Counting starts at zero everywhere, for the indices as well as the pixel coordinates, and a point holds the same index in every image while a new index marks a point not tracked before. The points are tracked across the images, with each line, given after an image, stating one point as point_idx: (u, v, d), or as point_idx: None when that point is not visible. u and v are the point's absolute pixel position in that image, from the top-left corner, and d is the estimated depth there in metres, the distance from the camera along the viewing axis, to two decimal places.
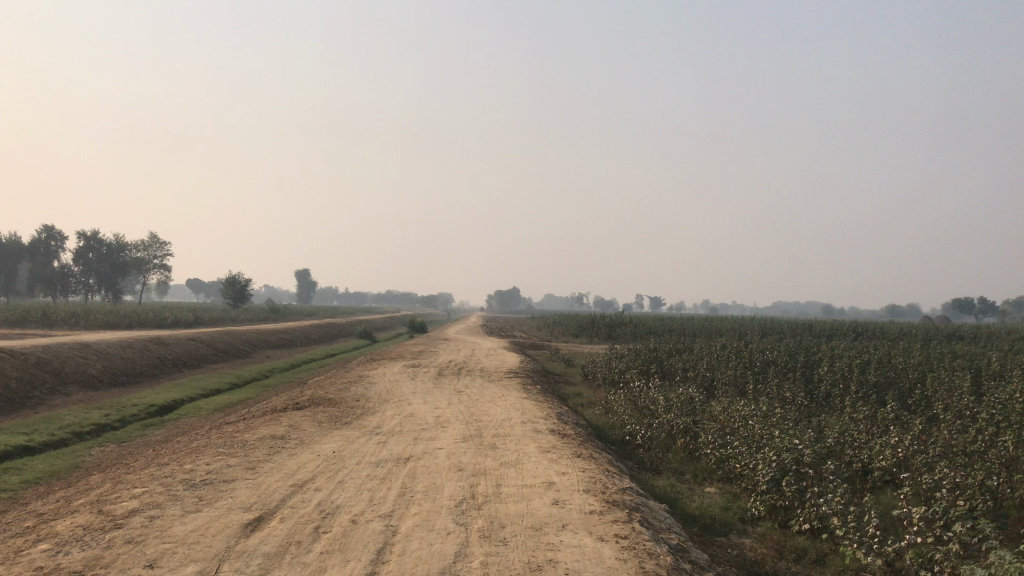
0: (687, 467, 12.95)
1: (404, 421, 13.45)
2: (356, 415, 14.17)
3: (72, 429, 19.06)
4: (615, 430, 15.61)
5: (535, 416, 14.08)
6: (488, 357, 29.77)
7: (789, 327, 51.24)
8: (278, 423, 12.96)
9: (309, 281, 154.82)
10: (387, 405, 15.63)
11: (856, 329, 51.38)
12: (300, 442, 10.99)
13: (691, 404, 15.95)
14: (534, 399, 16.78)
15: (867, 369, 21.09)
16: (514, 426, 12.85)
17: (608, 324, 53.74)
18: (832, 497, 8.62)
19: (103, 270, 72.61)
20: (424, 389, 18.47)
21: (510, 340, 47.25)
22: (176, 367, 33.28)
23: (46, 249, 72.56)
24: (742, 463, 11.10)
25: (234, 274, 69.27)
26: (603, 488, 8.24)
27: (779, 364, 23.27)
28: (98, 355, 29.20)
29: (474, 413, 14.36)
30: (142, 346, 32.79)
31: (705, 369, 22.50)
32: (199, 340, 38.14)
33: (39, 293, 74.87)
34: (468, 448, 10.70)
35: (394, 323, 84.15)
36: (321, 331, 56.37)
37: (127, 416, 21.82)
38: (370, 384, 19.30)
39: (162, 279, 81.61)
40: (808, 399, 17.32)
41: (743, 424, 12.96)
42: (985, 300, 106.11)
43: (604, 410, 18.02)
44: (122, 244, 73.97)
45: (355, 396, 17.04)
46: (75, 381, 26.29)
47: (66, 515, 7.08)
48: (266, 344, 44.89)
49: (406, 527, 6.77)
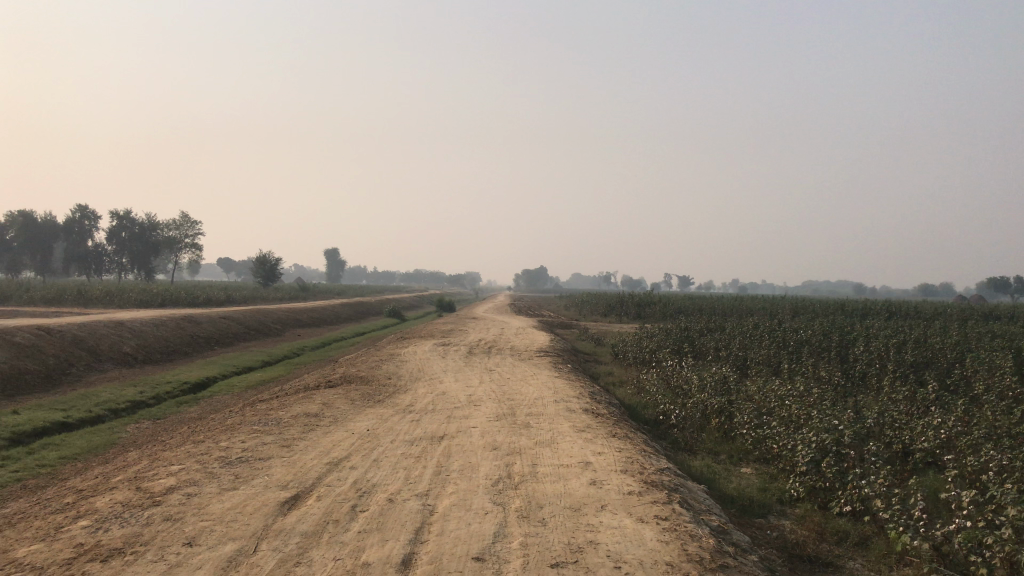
0: (722, 448, 12.79)
1: (436, 399, 13.42)
2: (388, 393, 14.17)
3: (108, 407, 19.34)
4: (648, 410, 15.50)
5: (568, 394, 14.00)
6: (517, 336, 29.76)
7: (820, 306, 50.63)
8: (311, 401, 12.99)
9: (338, 260, 156.00)
10: (419, 383, 15.63)
11: (890, 308, 50.66)
12: (334, 419, 10.99)
13: (725, 383, 15.76)
14: (566, 378, 16.67)
15: (904, 348, 20.71)
16: (547, 404, 12.77)
17: (636, 303, 53.47)
18: (875, 478, 8.44)
19: (136, 249, 73.49)
20: (455, 367, 18.46)
21: (538, 319, 47.19)
22: (209, 344, 33.66)
23: (80, 228, 73.51)
24: (780, 443, 10.90)
25: (264, 253, 69.82)
26: (642, 468, 8.13)
27: (813, 343, 22.94)
28: (132, 333, 29.59)
29: (506, 392, 14.30)
30: (175, 324, 33.17)
31: (737, 348, 22.25)
32: (231, 318, 38.53)
33: (74, 271, 76.06)
34: (502, 426, 10.63)
35: (422, 302, 84.44)
36: (351, 310, 56.69)
37: (162, 394, 22.11)
38: (401, 363, 19.35)
39: (193, 258, 82.47)
40: (844, 378, 17.04)
41: (779, 405, 12.75)
42: (1022, 280, 104.12)
43: (636, 389, 17.88)
44: (154, 224, 74.91)
45: (386, 374, 17.06)
46: (110, 359, 26.66)
47: (104, 492, 7.10)
48: (296, 322, 45.26)
49: (443, 506, 6.71)
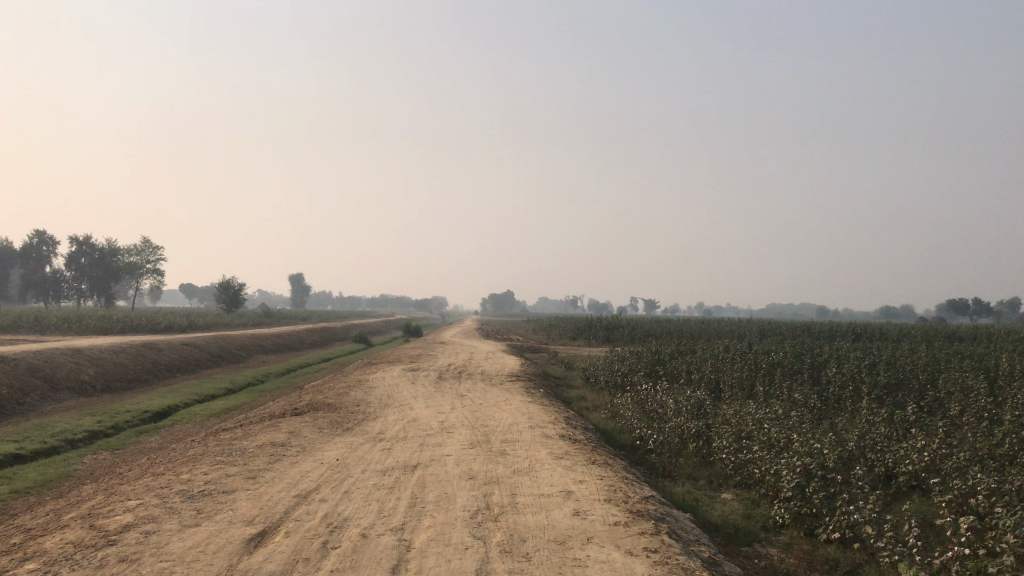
0: (701, 473, 12.58)
1: (408, 426, 13.00)
2: (358, 421, 13.72)
3: (64, 437, 18.61)
4: (624, 435, 15.23)
5: (543, 420, 13.66)
6: (487, 360, 29.37)
7: (789, 328, 50.92)
8: (277, 429, 12.51)
9: (303, 285, 154.55)
10: (389, 410, 15.18)
11: (855, 330, 51.17)
12: (302, 449, 10.54)
13: (701, 406, 15.56)
14: (540, 403, 16.34)
15: (876, 369, 20.72)
16: (523, 430, 12.43)
17: (606, 326, 53.38)
18: (864, 504, 8.24)
19: (96, 275, 71.97)
20: (426, 393, 18.01)
21: (507, 343, 46.83)
22: (170, 372, 32.80)
23: (38, 254, 71.78)
24: (762, 467, 10.70)
25: (229, 278, 68.77)
26: (627, 497, 7.85)
27: (785, 366, 22.88)
28: (91, 360, 28.70)
29: (479, 418, 13.92)
30: (136, 351, 32.28)
31: (710, 371, 22.11)
32: (194, 345, 37.66)
33: (31, 298, 74.24)
34: (478, 454, 10.27)
35: (390, 327, 83.58)
36: (317, 336, 55.85)
37: (121, 423, 21.38)
38: (370, 389, 18.88)
39: (155, 284, 81.01)
40: (819, 400, 16.95)
41: (759, 428, 12.57)
42: (980, 302, 106.05)
43: (611, 414, 17.61)
44: (115, 249, 73.57)
45: (354, 401, 16.58)
46: (67, 387, 25.78)
47: (56, 531, 6.61)
48: (261, 349, 44.42)
49: (420, 541, 6.33)
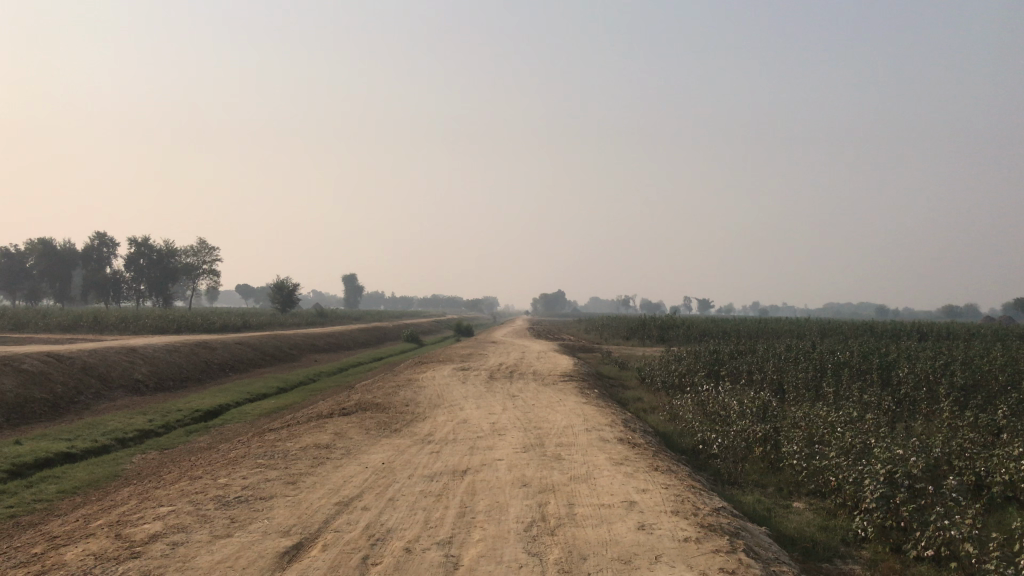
0: (770, 481, 11.78)
1: (458, 428, 12.42)
2: (406, 421, 13.20)
3: (115, 436, 18.54)
4: (685, 439, 14.49)
5: (600, 423, 12.95)
6: (539, 360, 28.77)
7: (849, 327, 49.21)
8: (323, 430, 12.05)
9: (356, 286, 156.07)
10: (438, 410, 14.64)
11: (920, 329, 49.22)
12: (347, 452, 10.05)
13: (766, 408, 14.71)
14: (595, 404, 15.63)
15: (953, 369, 19.53)
16: (578, 434, 11.75)
17: (659, 326, 52.30)
18: (961, 518, 7.43)
19: (154, 276, 73.26)
20: (476, 393, 17.42)
21: (560, 343, 46.09)
22: (223, 371, 32.88)
23: (99, 256, 73.31)
24: (839, 475, 9.86)
25: (282, 278, 69.32)
26: (699, 510, 7.14)
27: (852, 366, 21.74)
28: (145, 359, 28.84)
29: (532, 420, 13.27)
30: (189, 350, 32.41)
31: (772, 371, 21.12)
32: (247, 344, 37.78)
33: (92, 299, 75.92)
34: (531, 459, 9.62)
35: (441, 327, 83.43)
36: (368, 335, 55.81)
37: (172, 423, 21.28)
38: (420, 388, 18.40)
39: (211, 284, 82.18)
40: (892, 402, 15.96)
41: (832, 432, 11.73)
42: None
43: (669, 417, 16.84)
44: (173, 250, 74.79)
45: (403, 401, 16.07)
46: (121, 386, 25.88)
47: (80, 541, 6.16)
48: (313, 348, 44.44)
49: (469, 558, 5.71)
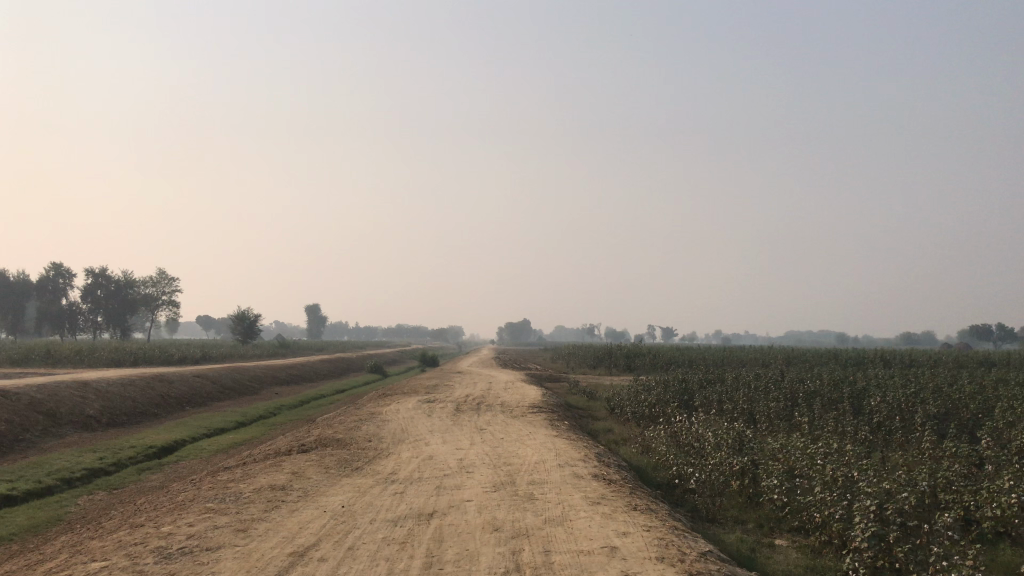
0: (749, 516, 11.32)
1: (423, 465, 11.78)
2: (368, 459, 12.53)
3: (61, 476, 17.54)
4: (660, 472, 13.99)
5: (572, 458, 12.40)
6: (507, 390, 28.15)
7: (815, 355, 49.29)
8: (280, 470, 11.36)
9: (319, 316, 154.27)
10: (403, 446, 13.98)
11: (884, 356, 49.46)
12: (304, 494, 9.37)
13: (742, 439, 14.28)
14: (566, 437, 15.09)
15: (926, 397, 19.31)
16: (551, 470, 11.20)
17: (626, 355, 51.96)
18: (961, 560, 6.99)
19: (112, 307, 71.34)
20: (442, 427, 16.78)
21: (526, 372, 45.51)
22: (179, 405, 31.77)
23: (54, 287, 71.42)
24: (824, 511, 9.42)
25: (244, 309, 67.99)
26: (686, 556, 6.62)
27: (823, 395, 21.44)
28: (97, 394, 27.69)
29: (501, 456, 12.67)
30: (144, 384, 31.27)
31: (743, 401, 20.73)
32: (205, 377, 36.64)
33: (46, 331, 73.70)
34: (502, 499, 9.03)
35: (406, 357, 82.41)
36: (331, 367, 54.66)
37: (123, 461, 20.29)
38: (384, 422, 17.70)
39: (171, 315, 80.42)
40: (870, 433, 15.61)
41: (813, 465, 11.31)
42: (1003, 327, 103.61)
43: (642, 450, 16.36)
44: (131, 281, 73.11)
45: (365, 436, 15.37)
46: (71, 422, 24.75)
47: None
48: (275, 380, 43.33)
49: None
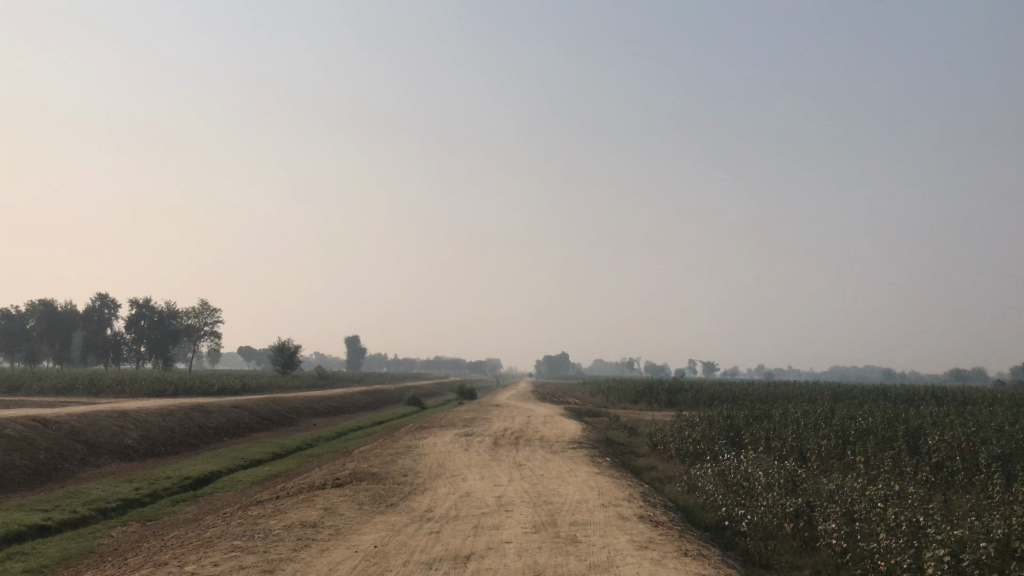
0: (805, 562, 10.66)
1: (460, 502, 11.33)
2: (403, 494, 12.10)
3: (96, 506, 17.36)
4: (707, 513, 13.37)
5: (616, 497, 11.85)
6: (546, 425, 27.58)
7: (864, 392, 47.83)
8: (311, 505, 10.98)
9: (358, 348, 155.08)
10: (439, 482, 13.53)
11: (936, 394, 47.86)
12: (336, 532, 8.97)
13: (793, 479, 13.60)
14: (608, 475, 14.53)
15: (986, 437, 18.39)
16: (594, 510, 10.65)
17: (667, 390, 50.97)
18: None
19: (155, 337, 72.23)
20: (480, 461, 16.29)
21: (565, 406, 44.81)
22: (217, 435, 31.69)
23: (99, 316, 72.97)
24: (890, 558, 8.77)
25: (284, 340, 68.34)
26: None
27: (876, 433, 20.56)
28: (135, 424, 27.67)
29: (541, 493, 12.15)
30: (183, 414, 31.26)
31: (792, 438, 19.95)
32: (244, 408, 36.60)
33: (91, 361, 74.74)
34: (543, 542, 8.53)
35: (443, 390, 81.96)
36: (369, 398, 54.46)
37: (159, 492, 20.09)
38: (420, 456, 17.26)
39: (212, 346, 81.18)
40: (931, 474, 14.82)
41: (875, 508, 10.63)
42: None
43: (687, 489, 15.72)
44: (174, 312, 74.04)
45: (401, 470, 14.96)
46: (109, 452, 24.70)
47: None
48: (313, 412, 43.19)
49: None
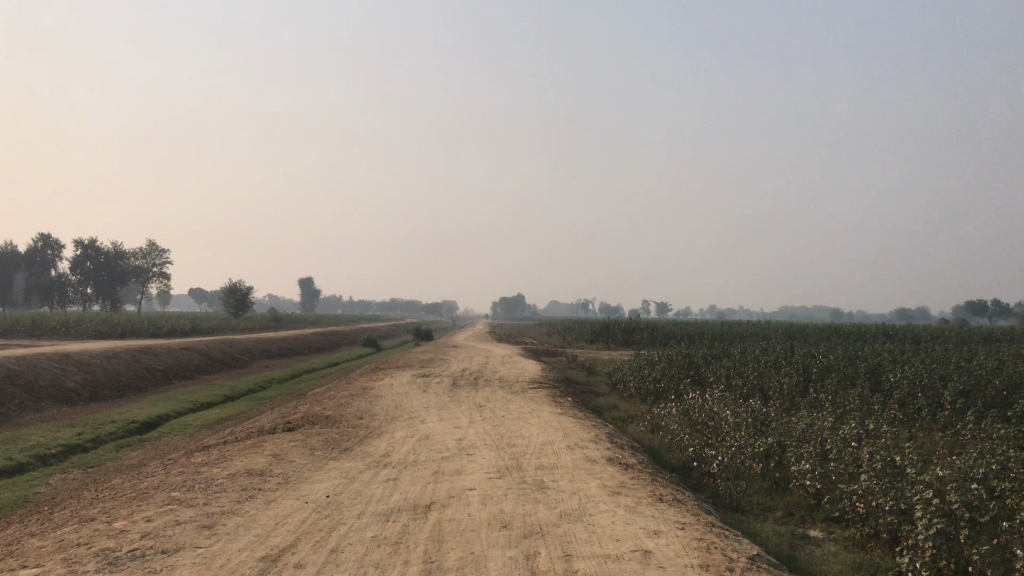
0: (777, 503, 10.37)
1: (419, 446, 10.72)
2: (358, 439, 11.44)
3: (35, 453, 16.46)
4: (674, 454, 13.04)
5: (581, 438, 11.38)
6: (505, 365, 27.17)
7: (817, 330, 48.30)
8: (259, 451, 10.29)
9: (313, 290, 153.16)
10: (396, 425, 12.94)
11: (886, 331, 48.60)
12: (285, 480, 8.29)
13: (761, 419, 13.30)
14: (571, 415, 14.09)
15: (946, 373, 18.34)
16: (560, 453, 10.11)
17: (624, 328, 50.96)
18: None
19: (102, 279, 70.00)
20: (439, 403, 15.72)
21: (521, 347, 44.43)
22: (166, 378, 30.69)
23: (43, 258, 70.29)
24: (869, 501, 8.44)
25: (236, 281, 66.72)
26: (735, 563, 5.56)
27: (836, 371, 20.45)
28: (79, 367, 26.54)
29: (504, 436, 11.60)
30: (129, 356, 30.12)
31: (754, 377, 19.74)
32: (194, 350, 35.49)
33: (35, 303, 72.24)
34: (509, 488, 7.97)
35: (398, 331, 81.21)
36: (323, 340, 53.52)
37: (103, 437, 19.21)
38: (377, 397, 16.64)
39: (162, 287, 79.10)
40: (895, 412, 14.65)
41: (849, 447, 10.32)
42: (999, 303, 102.89)
43: (651, 428, 15.40)
44: (121, 253, 71.68)
45: (357, 412, 14.34)
46: (50, 396, 23.64)
47: None
48: (266, 353, 42.24)
49: None
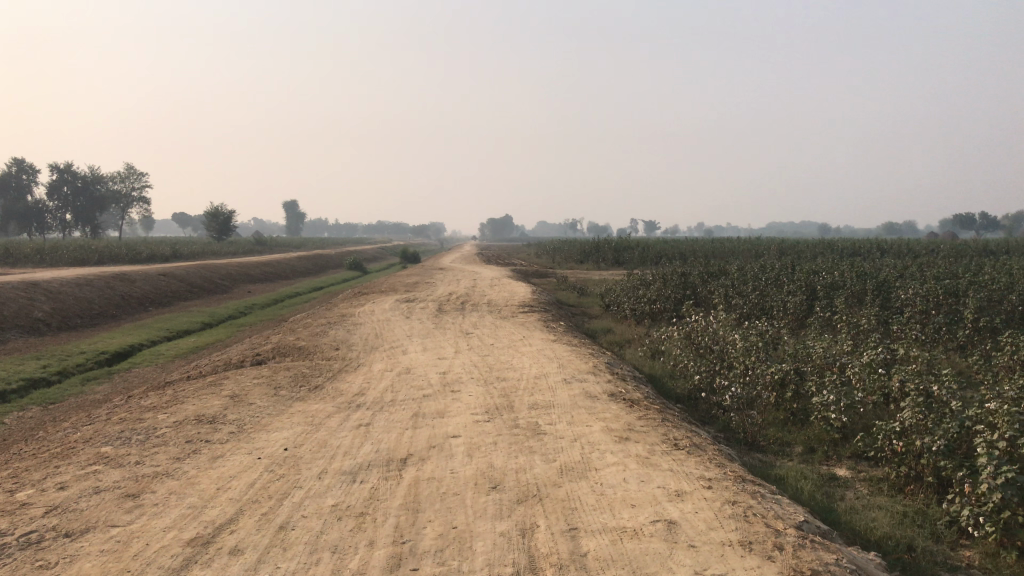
0: (796, 438, 9.33)
1: (398, 382, 9.56)
2: (330, 375, 10.25)
3: None
4: (679, 384, 11.98)
5: (578, 370, 10.25)
6: (494, 287, 25.97)
7: (811, 245, 47.17)
8: (218, 391, 9.12)
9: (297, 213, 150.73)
10: (375, 356, 11.77)
11: (882, 246, 47.51)
12: (239, 429, 7.12)
13: (772, 341, 12.18)
14: (565, 342, 12.96)
15: (962, 288, 17.24)
16: (556, 389, 8.97)
17: (614, 247, 49.73)
18: None
19: (80, 204, 67.94)
20: (423, 330, 14.56)
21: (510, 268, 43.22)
22: (141, 305, 29.38)
23: (18, 183, 68.05)
24: (911, 438, 7.35)
25: (217, 205, 64.78)
26: (784, 537, 4.42)
27: (842, 289, 19.34)
28: (46, 295, 25.14)
29: (493, 368, 10.46)
30: (102, 283, 28.70)
31: (757, 297, 18.60)
32: (171, 275, 34.07)
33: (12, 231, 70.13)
34: (499, 435, 6.82)
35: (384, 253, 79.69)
36: (307, 264, 52.13)
37: (68, 369, 17.97)
38: (356, 325, 15.48)
39: (142, 211, 77.06)
40: (913, 333, 13.54)
41: (877, 374, 9.18)
42: (988, 216, 101.53)
43: (651, 353, 14.32)
44: (98, 176, 69.44)
45: (333, 342, 13.17)
46: (15, 326, 22.31)
47: None
48: (247, 278, 40.87)
49: None
